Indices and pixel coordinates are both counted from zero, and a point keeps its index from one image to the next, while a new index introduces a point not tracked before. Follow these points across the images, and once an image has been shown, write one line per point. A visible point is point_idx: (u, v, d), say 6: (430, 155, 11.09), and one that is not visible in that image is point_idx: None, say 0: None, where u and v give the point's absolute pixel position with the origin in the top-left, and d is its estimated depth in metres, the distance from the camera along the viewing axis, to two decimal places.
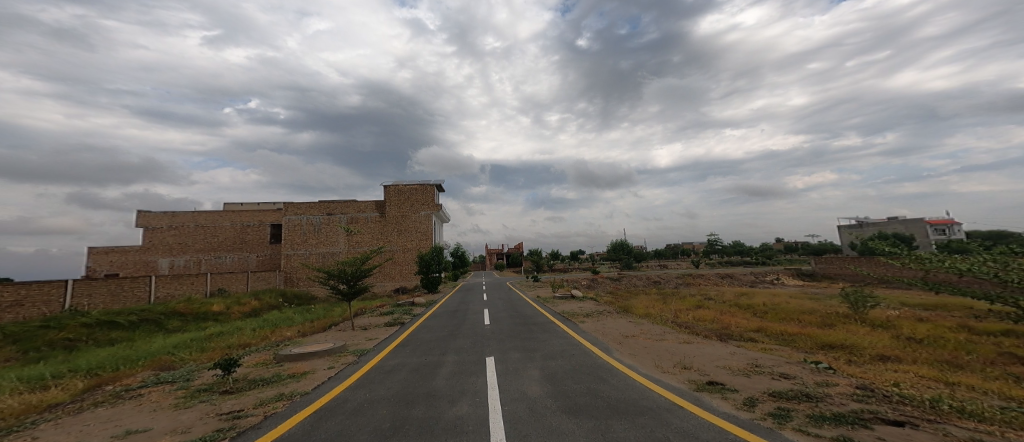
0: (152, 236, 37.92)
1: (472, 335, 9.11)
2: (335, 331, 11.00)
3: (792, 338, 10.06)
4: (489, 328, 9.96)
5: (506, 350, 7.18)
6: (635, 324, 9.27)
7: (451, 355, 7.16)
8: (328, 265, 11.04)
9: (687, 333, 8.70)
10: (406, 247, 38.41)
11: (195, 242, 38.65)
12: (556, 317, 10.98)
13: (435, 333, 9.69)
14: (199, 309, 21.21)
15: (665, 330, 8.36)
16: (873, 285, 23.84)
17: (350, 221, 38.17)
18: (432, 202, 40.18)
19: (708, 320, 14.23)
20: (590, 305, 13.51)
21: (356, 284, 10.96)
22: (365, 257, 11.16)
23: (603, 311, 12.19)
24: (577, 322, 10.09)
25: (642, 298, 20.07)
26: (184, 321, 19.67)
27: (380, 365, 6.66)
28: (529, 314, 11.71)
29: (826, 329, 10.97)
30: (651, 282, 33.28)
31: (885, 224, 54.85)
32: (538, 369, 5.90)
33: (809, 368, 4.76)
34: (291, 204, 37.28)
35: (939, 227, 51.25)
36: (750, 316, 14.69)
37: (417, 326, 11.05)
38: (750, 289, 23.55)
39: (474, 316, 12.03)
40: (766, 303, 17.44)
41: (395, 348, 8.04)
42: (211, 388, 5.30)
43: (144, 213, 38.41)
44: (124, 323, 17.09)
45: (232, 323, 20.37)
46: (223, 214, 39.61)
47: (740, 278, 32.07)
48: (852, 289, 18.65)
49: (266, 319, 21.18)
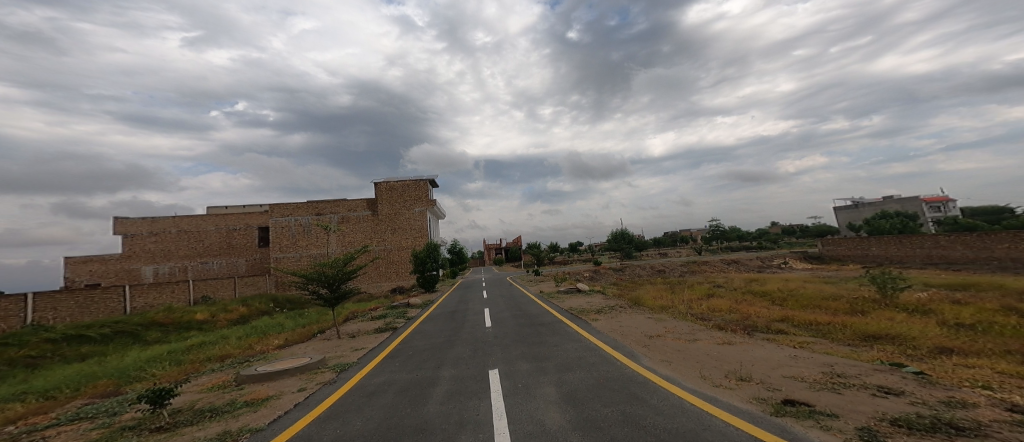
0: (132, 243, 36.35)
1: (472, 341, 8.03)
2: (317, 340, 9.84)
3: (826, 330, 9.19)
4: (491, 331, 8.90)
5: (513, 360, 6.13)
6: (655, 320, 8.19)
7: (448, 369, 6.07)
8: (306, 268, 9.86)
9: (718, 329, 7.62)
10: (401, 245, 37.18)
11: (179, 248, 37.16)
12: (565, 316, 9.89)
13: (429, 340, 8.57)
14: (181, 318, 19.91)
15: (694, 326, 7.36)
16: (883, 266, 23.17)
17: (341, 221, 36.84)
18: (426, 198, 38.87)
19: (724, 310, 13.36)
20: (599, 299, 12.47)
21: (339, 287, 9.82)
22: (348, 257, 10.02)
23: (615, 305, 11.14)
24: (589, 320, 9.04)
25: (649, 289, 19.22)
26: (165, 332, 18.38)
27: (361, 386, 5.55)
28: (534, 313, 10.63)
29: (859, 317, 10.09)
30: (655, 271, 32.40)
31: (882, 203, 54.37)
32: (554, 387, 4.84)
33: (910, 378, 3.68)
34: (277, 205, 35.91)
35: (935, 205, 51.00)
36: (769, 304, 13.74)
37: (410, 332, 9.88)
38: (758, 275, 22.80)
39: (474, 317, 10.98)
40: (782, 289, 16.56)
41: (383, 361, 6.95)
42: (137, 427, 4.15)
43: (122, 220, 36.77)
44: (95, 336, 15.79)
45: (217, 331, 19.13)
46: (207, 219, 38.08)
47: (747, 263, 31.30)
48: (869, 271, 17.85)
49: (255, 326, 19.99)
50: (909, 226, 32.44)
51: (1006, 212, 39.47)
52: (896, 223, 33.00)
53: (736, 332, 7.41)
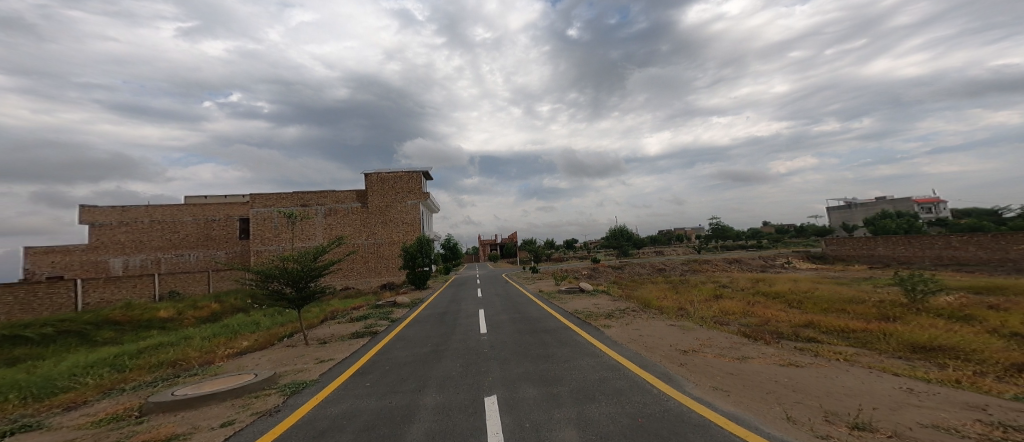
0: (100, 233, 34.05)
1: (463, 352, 6.71)
2: (279, 347, 8.38)
3: (866, 340, 8.11)
4: (486, 339, 7.59)
5: (515, 386, 4.84)
6: (681, 329, 6.98)
7: (430, 395, 4.73)
8: (266, 263, 8.36)
9: (758, 341, 6.41)
10: (392, 239, 35.48)
11: (151, 240, 34.94)
12: (571, 321, 8.62)
13: (412, 350, 7.21)
14: (140, 316, 18.08)
15: (733, 338, 6.18)
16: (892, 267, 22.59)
17: (329, 213, 35.04)
18: (419, 190, 37.16)
19: (737, 312, 12.35)
20: (606, 301, 11.18)
21: (306, 287, 8.37)
22: (320, 250, 8.55)
23: (626, 308, 9.90)
24: (600, 327, 7.80)
25: (651, 288, 18.21)
26: (120, 332, 16.59)
27: (310, 422, 4.14)
28: (535, 317, 9.35)
29: (897, 324, 9.09)
30: (654, 270, 31.42)
31: (873, 204, 54.79)
32: (575, 429, 3.52)
33: None
34: (258, 195, 33.93)
35: (925, 206, 51.51)
36: (786, 307, 12.74)
37: (391, 338, 8.49)
38: (762, 275, 21.97)
39: (467, 320, 9.67)
40: (796, 291, 15.59)
41: (349, 381, 5.54)
42: None
43: (90, 208, 34.37)
44: (33, 337, 14.02)
45: (181, 330, 17.41)
46: (183, 209, 35.84)
47: (749, 263, 30.56)
48: (887, 275, 17.03)
49: (225, 325, 18.30)
50: (914, 226, 31.95)
51: (1001, 214, 39.69)
52: (901, 223, 32.49)
53: (782, 345, 6.25)
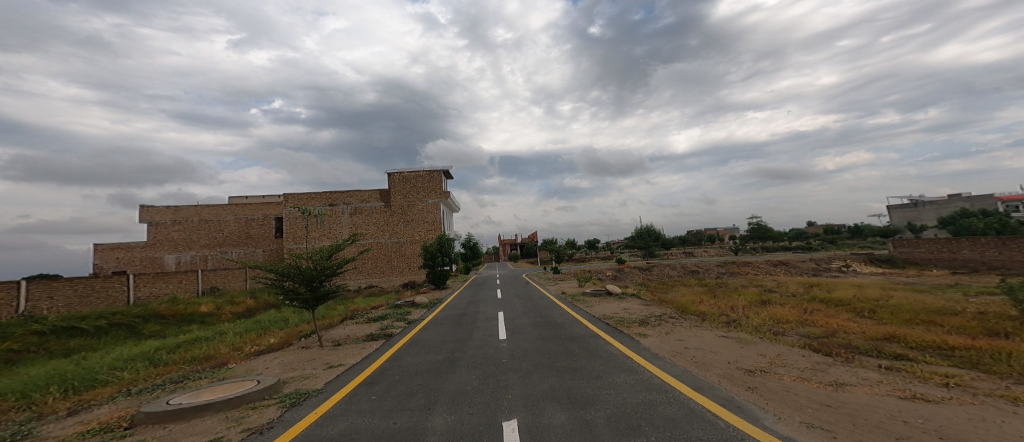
0: (157, 232, 36.39)
1: (479, 363, 5.99)
2: (293, 349, 8.03)
3: (976, 359, 6.60)
4: (506, 347, 6.84)
5: (540, 407, 4.04)
6: (737, 341, 5.88)
7: (440, 415, 4.01)
8: (278, 262, 8.06)
9: (841, 360, 5.19)
10: (414, 238, 35.58)
11: (200, 238, 36.95)
12: (600, 327, 7.71)
13: (425, 358, 6.57)
14: (184, 310, 18.79)
15: (807, 355, 5.03)
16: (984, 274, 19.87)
17: (353, 212, 35.70)
18: (441, 188, 36.99)
19: (793, 321, 10.88)
20: (638, 306, 10.08)
21: (320, 286, 8.00)
22: (334, 247, 8.15)
23: (662, 314, 8.79)
24: (636, 335, 6.82)
25: (684, 292, 16.78)
26: (164, 325, 17.23)
27: None
28: (559, 322, 8.50)
29: (1015, 342, 7.46)
30: (688, 272, 29.53)
31: (944, 202, 49.46)
32: None
33: None
34: (291, 195, 35.09)
35: (1011, 205, 45.65)
36: (853, 316, 11.12)
37: (406, 343, 7.92)
38: (815, 279, 19.86)
39: (486, 324, 9.00)
40: (862, 298, 13.67)
41: (352, 393, 4.93)
42: None
43: (147, 208, 36.87)
44: (87, 329, 14.68)
45: (219, 325, 17.88)
46: (228, 208, 37.68)
47: (798, 265, 28.05)
48: (980, 284, 14.75)
49: (259, 321, 18.65)
50: (1008, 226, 28.05)
51: None
52: (990, 223, 28.68)
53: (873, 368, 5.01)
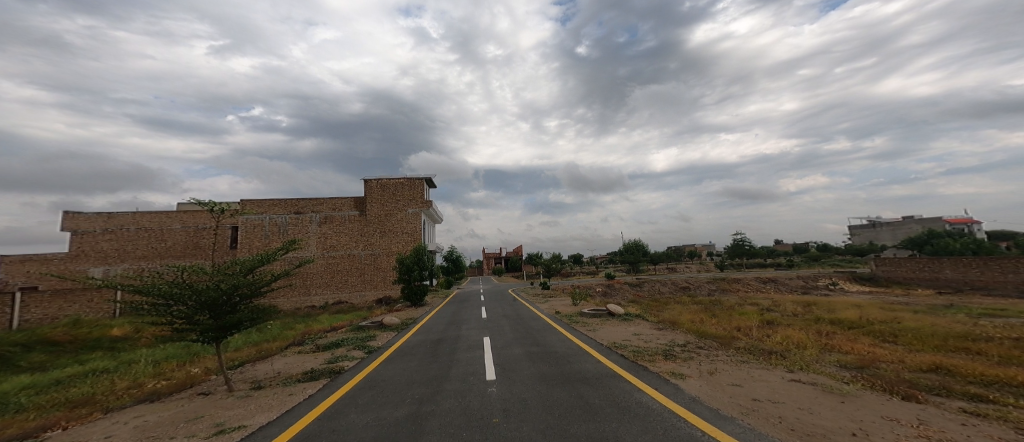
0: (82, 241, 31.77)
1: (459, 426, 3.96)
2: (184, 397, 5.67)
3: None
4: (496, 394, 4.82)
5: None
6: (826, 391, 4.12)
7: None
8: (157, 277, 5.74)
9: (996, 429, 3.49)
10: (391, 251, 32.85)
11: (135, 249, 32.59)
12: (617, 362, 5.87)
13: (377, 415, 4.43)
14: (87, 336, 15.42)
15: (963, 425, 3.38)
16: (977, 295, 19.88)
17: (323, 221, 32.66)
18: (422, 197, 34.47)
19: (817, 346, 9.51)
20: (649, 331, 8.35)
21: (228, 311, 5.78)
22: (259, 258, 5.94)
23: (685, 344, 7.03)
24: (674, 377, 4.96)
25: (681, 311, 15.31)
26: (56, 354, 13.83)
27: None
28: (562, 353, 6.59)
29: None
30: (678, 289, 28.46)
31: (900, 224, 52.16)
32: None
33: None
34: (250, 201, 31.80)
35: (959, 227, 48.56)
36: (878, 342, 9.91)
37: (355, 386, 5.71)
38: (813, 297, 19.04)
39: (467, 355, 6.93)
40: (875, 320, 12.61)
41: None
42: None
43: (73, 215, 32.19)
44: None
45: (134, 352, 14.63)
46: (172, 216, 33.57)
47: (787, 282, 27.61)
48: (991, 306, 14.14)
49: (189, 346, 15.50)
50: (982, 247, 29.03)
51: None
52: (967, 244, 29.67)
53: None
